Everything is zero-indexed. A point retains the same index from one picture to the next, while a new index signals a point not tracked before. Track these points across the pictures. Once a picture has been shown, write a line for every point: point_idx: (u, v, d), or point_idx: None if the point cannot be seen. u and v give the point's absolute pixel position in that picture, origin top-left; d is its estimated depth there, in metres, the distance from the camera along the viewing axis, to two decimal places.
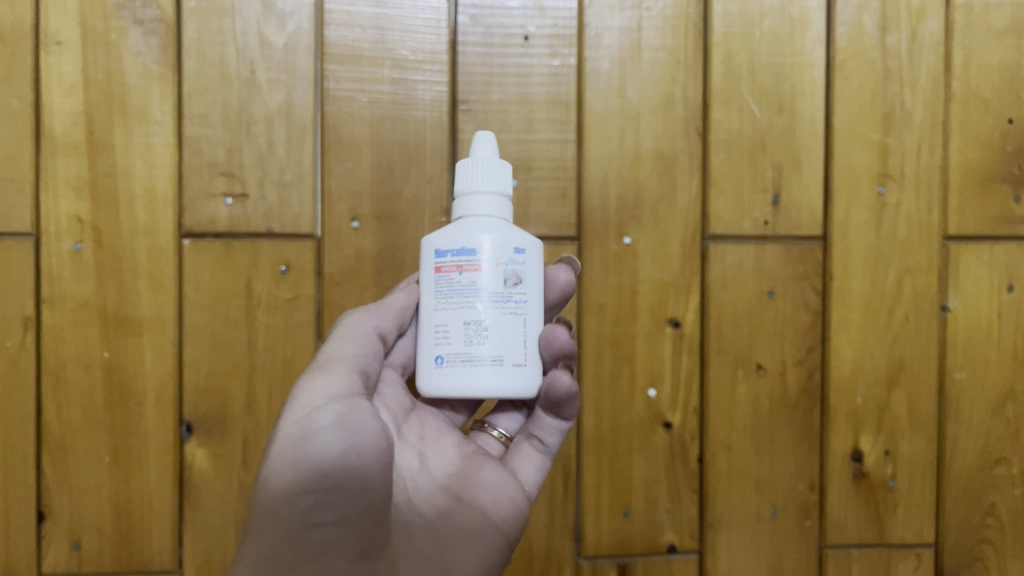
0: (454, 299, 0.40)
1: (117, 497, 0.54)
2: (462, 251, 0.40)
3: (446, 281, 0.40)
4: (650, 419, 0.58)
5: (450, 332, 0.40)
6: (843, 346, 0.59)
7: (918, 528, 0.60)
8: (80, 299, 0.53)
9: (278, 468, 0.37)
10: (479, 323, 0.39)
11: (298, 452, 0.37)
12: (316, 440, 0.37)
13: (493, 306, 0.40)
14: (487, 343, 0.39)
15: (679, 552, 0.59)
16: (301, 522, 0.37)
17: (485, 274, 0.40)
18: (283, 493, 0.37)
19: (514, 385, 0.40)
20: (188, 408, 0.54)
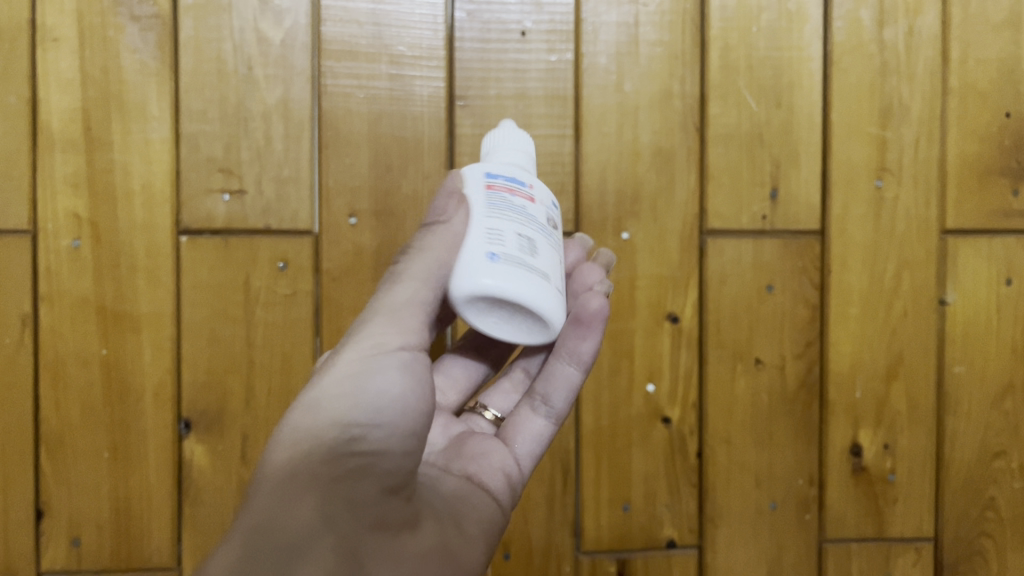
0: (506, 212, 0.37)
1: (116, 494, 0.54)
2: (515, 179, 0.39)
3: (496, 194, 0.38)
4: (649, 414, 0.58)
5: (505, 236, 0.36)
6: (842, 340, 0.59)
7: (917, 522, 0.60)
8: (77, 296, 0.54)
9: (321, 402, 0.34)
10: (531, 237, 0.37)
11: (351, 393, 0.34)
12: (371, 381, 0.34)
13: (542, 234, 0.38)
14: (539, 261, 0.37)
15: (678, 547, 0.59)
16: (331, 468, 0.32)
17: (535, 206, 0.39)
18: (324, 430, 0.33)
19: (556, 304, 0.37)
20: (187, 405, 0.54)
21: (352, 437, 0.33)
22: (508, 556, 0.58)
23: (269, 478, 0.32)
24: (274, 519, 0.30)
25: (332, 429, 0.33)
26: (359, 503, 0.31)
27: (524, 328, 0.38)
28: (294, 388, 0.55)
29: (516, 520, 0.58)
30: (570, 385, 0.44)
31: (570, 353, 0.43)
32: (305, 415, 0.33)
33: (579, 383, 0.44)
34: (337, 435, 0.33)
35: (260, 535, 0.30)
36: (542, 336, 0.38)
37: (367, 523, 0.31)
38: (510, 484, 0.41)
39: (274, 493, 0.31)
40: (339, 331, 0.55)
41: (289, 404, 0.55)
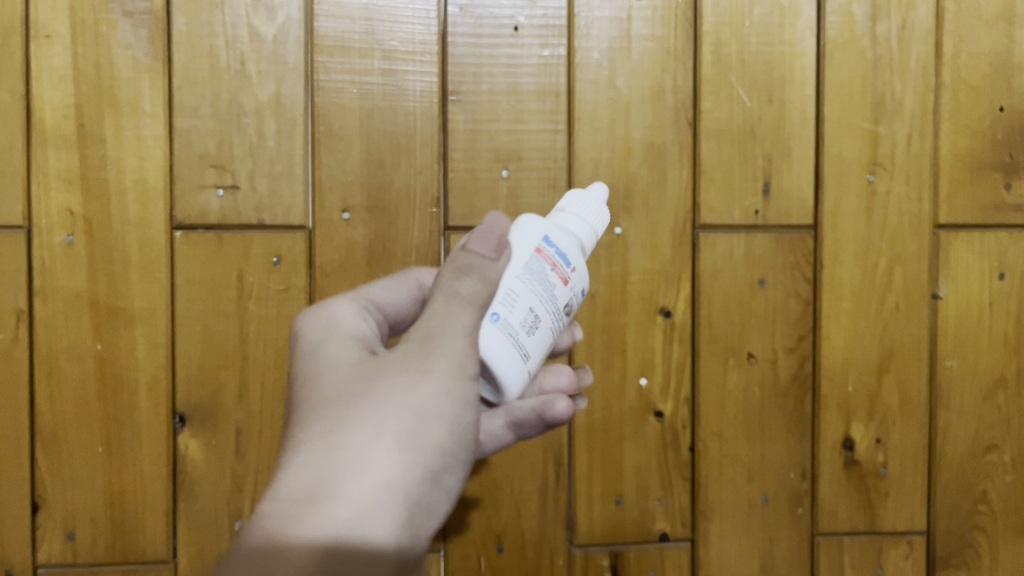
0: (534, 280, 0.37)
1: (111, 488, 0.55)
2: (558, 253, 0.39)
3: (539, 265, 0.38)
4: (641, 408, 0.58)
5: (518, 301, 0.37)
6: (834, 334, 0.59)
7: (909, 515, 0.61)
8: (72, 291, 0.54)
9: (419, 419, 0.33)
10: (537, 318, 0.37)
11: (442, 421, 0.34)
12: (457, 412, 0.35)
13: (551, 317, 0.38)
14: (523, 344, 0.37)
15: (671, 541, 0.59)
16: (413, 495, 0.32)
17: (564, 288, 0.38)
18: (425, 446, 0.33)
19: (514, 386, 0.37)
20: (181, 400, 0.55)
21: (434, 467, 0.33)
22: (501, 549, 0.58)
23: (360, 481, 0.31)
24: (355, 532, 0.30)
25: (424, 450, 0.33)
26: (416, 537, 0.33)
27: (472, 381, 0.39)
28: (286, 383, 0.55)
29: (510, 513, 0.58)
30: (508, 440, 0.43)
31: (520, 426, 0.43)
32: (403, 422, 0.33)
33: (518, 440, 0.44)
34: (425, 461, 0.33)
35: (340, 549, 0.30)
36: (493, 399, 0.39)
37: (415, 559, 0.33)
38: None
39: (363, 503, 0.31)
40: None
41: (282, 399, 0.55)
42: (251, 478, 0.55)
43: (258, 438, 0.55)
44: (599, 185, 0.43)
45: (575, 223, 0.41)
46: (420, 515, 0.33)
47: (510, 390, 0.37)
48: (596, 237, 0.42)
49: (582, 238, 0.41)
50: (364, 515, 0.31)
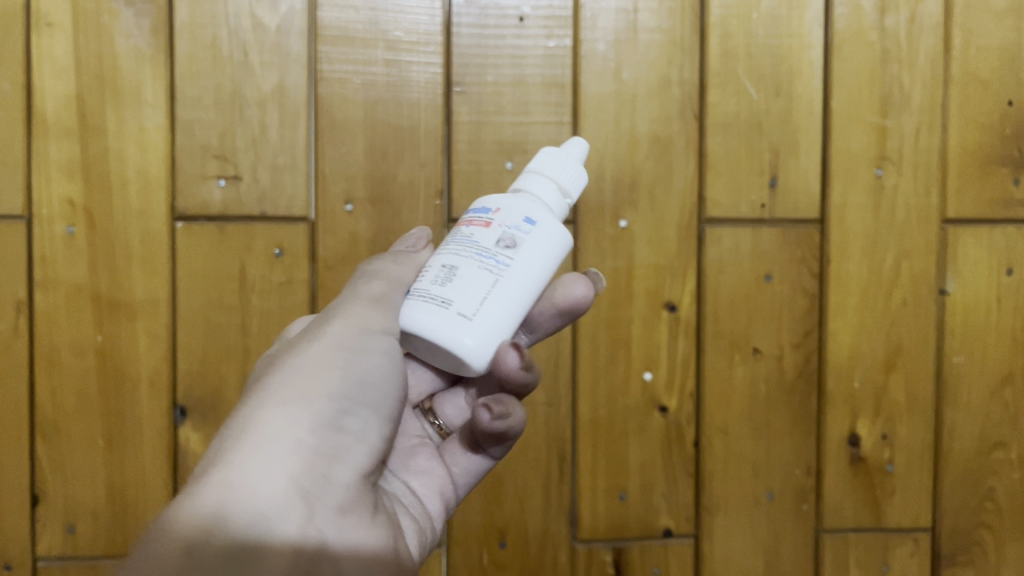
0: (451, 245, 0.37)
1: (112, 481, 0.54)
2: (479, 211, 0.38)
3: (457, 231, 0.38)
4: (646, 403, 0.58)
5: (430, 271, 0.37)
6: (841, 329, 0.59)
7: (915, 513, 0.60)
8: (73, 282, 0.53)
9: (307, 377, 0.35)
10: (452, 267, 0.36)
11: (334, 375, 0.35)
12: (357, 365, 0.36)
13: (473, 257, 0.36)
14: (443, 293, 0.35)
15: (675, 537, 0.59)
16: (311, 445, 0.33)
17: (484, 231, 0.37)
18: (318, 399, 0.34)
19: (444, 333, 0.34)
20: (183, 392, 0.54)
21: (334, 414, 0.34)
22: (504, 545, 0.58)
23: (247, 437, 0.32)
24: (245, 481, 0.31)
25: (316, 399, 0.34)
26: (328, 484, 0.33)
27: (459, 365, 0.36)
28: None
29: (513, 509, 0.57)
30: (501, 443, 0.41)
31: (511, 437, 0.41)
32: (289, 384, 0.34)
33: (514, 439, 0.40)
34: (321, 410, 0.34)
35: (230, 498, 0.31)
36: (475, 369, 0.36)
37: (336, 506, 0.33)
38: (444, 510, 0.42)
39: (254, 453, 0.32)
40: None
41: None
42: None
43: None
44: (574, 142, 0.41)
45: (525, 182, 0.40)
46: (328, 462, 0.33)
47: (446, 339, 0.34)
48: (557, 189, 0.39)
49: (531, 191, 0.39)
50: (254, 465, 0.32)
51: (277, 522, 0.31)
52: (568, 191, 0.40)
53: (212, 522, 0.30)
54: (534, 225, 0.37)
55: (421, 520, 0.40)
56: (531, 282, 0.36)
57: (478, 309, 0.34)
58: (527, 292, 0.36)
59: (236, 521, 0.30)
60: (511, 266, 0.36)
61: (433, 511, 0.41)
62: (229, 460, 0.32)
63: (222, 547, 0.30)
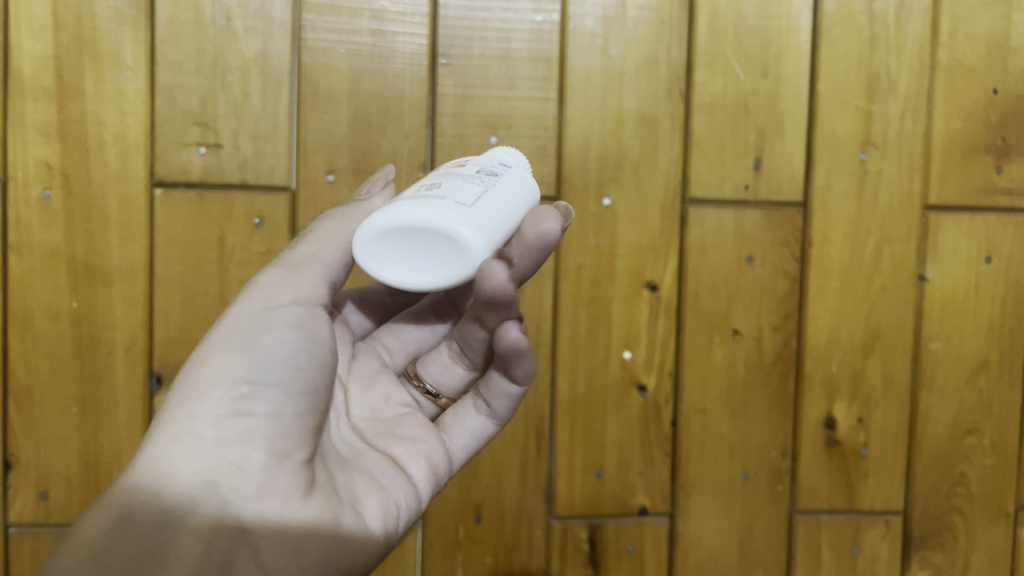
0: (425, 178, 0.37)
1: (85, 448, 0.54)
2: (449, 163, 0.39)
3: (426, 175, 0.38)
4: (625, 381, 0.58)
5: (410, 192, 0.36)
6: (820, 313, 0.59)
7: (888, 496, 0.61)
8: (49, 247, 0.53)
9: (205, 368, 0.34)
10: (438, 182, 0.35)
11: (234, 357, 0.34)
12: (262, 338, 0.35)
13: (456, 176, 0.36)
14: (438, 192, 0.34)
15: (650, 515, 0.59)
16: (211, 435, 0.33)
17: (462, 166, 0.37)
18: (216, 383, 0.33)
19: (443, 216, 0.33)
20: (159, 360, 0.54)
21: (235, 399, 0.33)
22: (480, 520, 0.58)
23: (148, 445, 0.33)
24: (146, 486, 0.32)
25: (212, 389, 0.33)
26: (236, 474, 0.32)
27: (445, 261, 0.34)
28: None
29: (489, 484, 0.58)
30: (507, 396, 0.41)
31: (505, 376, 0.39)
32: (189, 379, 0.34)
33: (518, 395, 0.42)
34: (220, 399, 0.33)
35: (134, 506, 0.31)
36: (466, 270, 0.34)
37: (255, 495, 0.32)
38: (434, 479, 0.40)
39: (152, 459, 0.32)
40: None
41: None
42: None
43: None
44: None
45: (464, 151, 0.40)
46: (235, 449, 0.33)
47: (438, 219, 0.33)
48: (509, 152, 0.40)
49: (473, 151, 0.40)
50: (153, 472, 0.32)
51: (183, 517, 0.32)
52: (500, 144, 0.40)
53: (114, 529, 0.31)
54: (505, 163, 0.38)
55: (396, 492, 0.38)
56: (516, 210, 0.36)
57: (476, 206, 0.34)
58: (516, 208, 0.36)
59: (138, 522, 0.31)
60: (496, 184, 0.36)
61: (419, 480, 0.39)
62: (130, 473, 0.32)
63: (126, 551, 0.31)
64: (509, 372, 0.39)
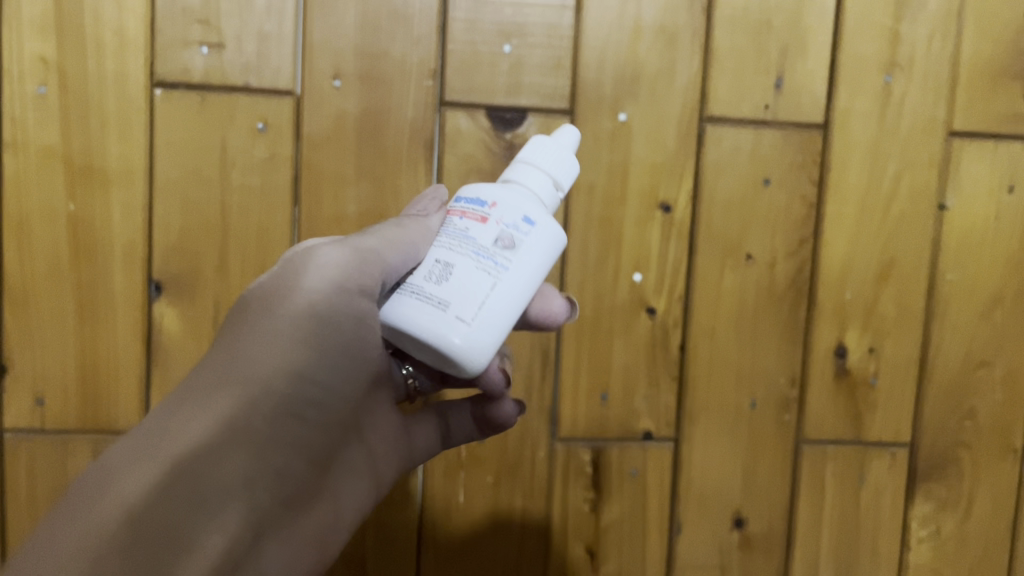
0: (446, 239, 0.39)
1: (82, 354, 0.53)
2: (474, 202, 0.39)
3: (452, 223, 0.39)
4: (634, 303, 0.57)
5: (423, 268, 0.38)
6: (835, 240, 0.58)
7: (895, 428, 0.60)
8: (44, 146, 0.51)
9: (268, 346, 0.36)
10: (447, 263, 0.37)
11: (302, 345, 0.37)
12: (331, 330, 0.37)
13: (468, 256, 0.37)
14: (436, 292, 0.37)
15: (654, 439, 0.58)
16: (264, 418, 0.35)
17: (481, 225, 0.38)
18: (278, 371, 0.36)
19: (440, 341, 0.35)
20: (157, 267, 0.53)
21: (292, 396, 0.36)
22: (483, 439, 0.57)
23: (204, 415, 0.35)
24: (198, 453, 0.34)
25: (274, 377, 0.36)
26: (269, 467, 0.36)
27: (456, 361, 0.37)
28: (267, 257, 0.53)
29: None
30: (468, 433, 0.46)
31: (489, 415, 0.46)
32: (248, 355, 0.36)
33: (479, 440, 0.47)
34: (279, 388, 0.36)
35: (182, 473, 0.33)
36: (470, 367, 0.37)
37: (276, 497, 0.36)
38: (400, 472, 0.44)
39: (203, 430, 0.34)
40: (319, 199, 0.53)
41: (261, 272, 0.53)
42: None
43: None
44: (568, 130, 0.42)
45: (520, 173, 0.40)
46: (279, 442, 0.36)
47: (443, 342, 0.35)
48: (550, 182, 0.40)
49: (526, 181, 0.40)
50: (203, 443, 0.34)
51: (224, 496, 0.34)
52: (561, 182, 0.41)
53: (167, 479, 0.33)
54: (528, 218, 0.38)
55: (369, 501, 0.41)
56: (524, 283, 0.38)
57: (473, 316, 0.36)
58: (518, 289, 0.37)
59: (184, 488, 0.33)
60: (508, 270, 0.37)
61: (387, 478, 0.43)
62: (181, 431, 0.34)
63: (178, 501, 0.33)
64: (490, 420, 0.46)
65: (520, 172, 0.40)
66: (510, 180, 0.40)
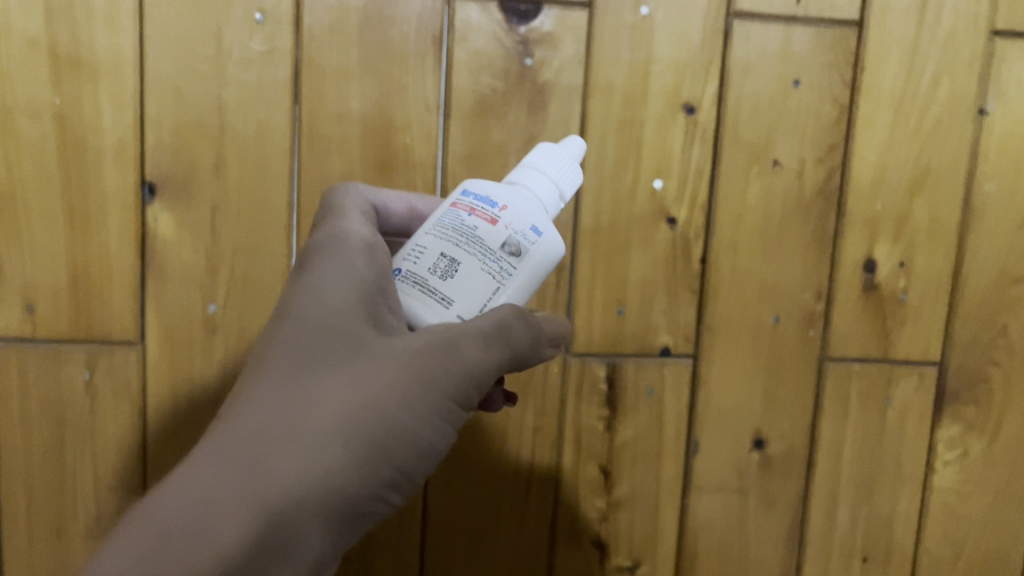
0: (449, 229, 0.38)
1: (73, 260, 0.50)
2: (483, 198, 0.39)
3: (458, 213, 0.38)
4: (654, 212, 0.54)
5: (424, 254, 0.37)
6: (868, 146, 0.54)
7: (924, 345, 0.57)
8: (28, 35, 0.48)
9: (379, 391, 0.35)
10: (454, 258, 0.37)
11: (409, 395, 0.36)
12: (438, 380, 0.36)
13: (476, 256, 0.37)
14: (436, 288, 0.37)
15: (672, 356, 0.56)
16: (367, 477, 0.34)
17: (491, 228, 0.38)
18: (388, 421, 0.35)
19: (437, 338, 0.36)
20: (151, 168, 0.50)
21: (395, 458, 0.35)
22: None
23: (314, 459, 0.33)
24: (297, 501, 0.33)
25: (386, 431, 0.35)
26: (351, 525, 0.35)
27: None
28: (267, 158, 0.50)
29: None
30: None
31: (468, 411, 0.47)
32: (362, 397, 0.35)
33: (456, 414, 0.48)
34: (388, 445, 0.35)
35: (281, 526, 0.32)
36: None
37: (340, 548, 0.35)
38: None
39: (310, 478, 0.33)
40: (321, 95, 0.50)
41: (261, 173, 0.50)
42: (226, 260, 0.51)
43: (235, 214, 0.51)
44: (574, 142, 0.43)
45: (530, 181, 0.40)
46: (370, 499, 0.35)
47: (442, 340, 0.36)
48: (553, 187, 0.40)
49: (530, 184, 0.40)
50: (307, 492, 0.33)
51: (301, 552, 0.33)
52: (564, 192, 0.41)
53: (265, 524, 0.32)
54: (537, 226, 0.39)
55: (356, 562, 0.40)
56: (524, 289, 0.38)
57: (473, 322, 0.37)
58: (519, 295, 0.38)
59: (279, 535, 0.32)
60: (513, 277, 0.37)
61: None
62: (283, 468, 0.33)
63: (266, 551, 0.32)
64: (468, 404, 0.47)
65: (530, 175, 0.40)
66: (518, 185, 0.40)
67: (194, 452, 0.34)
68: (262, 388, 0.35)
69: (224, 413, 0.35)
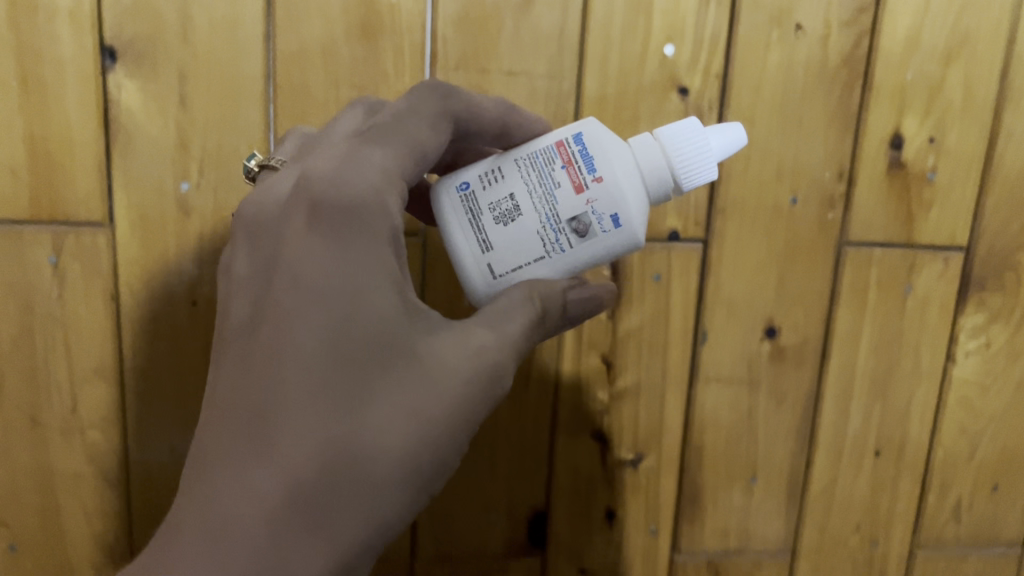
0: (536, 170, 0.38)
1: (30, 133, 0.47)
2: (586, 156, 0.37)
3: (554, 158, 0.38)
4: (664, 80, 0.49)
5: (495, 187, 0.38)
6: (898, 9, 0.50)
7: (951, 229, 0.54)
8: None
9: (444, 406, 0.33)
10: (517, 206, 0.37)
11: (472, 405, 0.34)
12: (493, 385, 0.34)
13: (533, 216, 0.37)
14: (485, 229, 0.38)
15: (681, 241, 0.52)
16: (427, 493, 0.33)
17: (569, 194, 0.37)
18: (451, 437, 0.33)
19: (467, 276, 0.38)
20: (111, 31, 0.46)
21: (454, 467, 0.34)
22: None
23: (383, 490, 0.32)
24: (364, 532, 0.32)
25: (449, 449, 0.33)
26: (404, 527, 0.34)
27: None
28: (239, 20, 0.46)
29: None
30: None
31: None
32: (423, 411, 0.33)
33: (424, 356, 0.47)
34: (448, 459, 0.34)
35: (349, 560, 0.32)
36: None
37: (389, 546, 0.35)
38: None
39: (378, 509, 0.32)
40: None
41: (233, 38, 0.46)
42: (199, 136, 0.48)
43: (206, 84, 0.47)
44: (727, 137, 0.40)
45: (648, 154, 0.38)
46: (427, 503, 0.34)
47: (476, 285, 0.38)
48: (667, 175, 0.39)
49: (647, 157, 0.38)
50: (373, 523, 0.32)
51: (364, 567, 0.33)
52: (680, 184, 0.39)
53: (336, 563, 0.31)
54: (619, 217, 0.37)
55: None
56: (576, 265, 0.38)
57: (503, 276, 0.38)
58: (569, 268, 0.38)
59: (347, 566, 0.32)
60: (564, 251, 0.38)
61: None
62: (353, 505, 0.32)
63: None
64: None
65: (652, 150, 0.38)
66: (635, 153, 0.38)
67: (247, 497, 0.31)
68: (309, 413, 0.32)
69: (263, 432, 0.32)
